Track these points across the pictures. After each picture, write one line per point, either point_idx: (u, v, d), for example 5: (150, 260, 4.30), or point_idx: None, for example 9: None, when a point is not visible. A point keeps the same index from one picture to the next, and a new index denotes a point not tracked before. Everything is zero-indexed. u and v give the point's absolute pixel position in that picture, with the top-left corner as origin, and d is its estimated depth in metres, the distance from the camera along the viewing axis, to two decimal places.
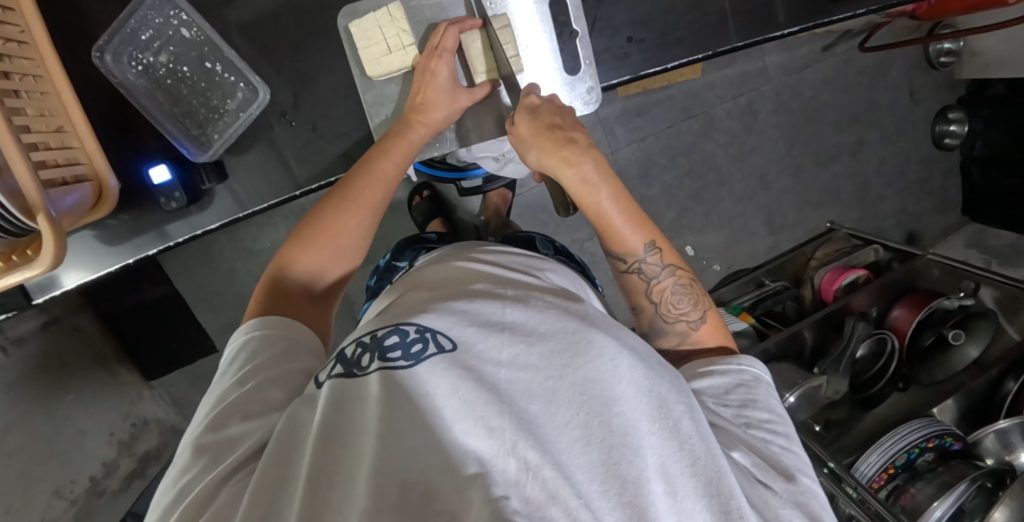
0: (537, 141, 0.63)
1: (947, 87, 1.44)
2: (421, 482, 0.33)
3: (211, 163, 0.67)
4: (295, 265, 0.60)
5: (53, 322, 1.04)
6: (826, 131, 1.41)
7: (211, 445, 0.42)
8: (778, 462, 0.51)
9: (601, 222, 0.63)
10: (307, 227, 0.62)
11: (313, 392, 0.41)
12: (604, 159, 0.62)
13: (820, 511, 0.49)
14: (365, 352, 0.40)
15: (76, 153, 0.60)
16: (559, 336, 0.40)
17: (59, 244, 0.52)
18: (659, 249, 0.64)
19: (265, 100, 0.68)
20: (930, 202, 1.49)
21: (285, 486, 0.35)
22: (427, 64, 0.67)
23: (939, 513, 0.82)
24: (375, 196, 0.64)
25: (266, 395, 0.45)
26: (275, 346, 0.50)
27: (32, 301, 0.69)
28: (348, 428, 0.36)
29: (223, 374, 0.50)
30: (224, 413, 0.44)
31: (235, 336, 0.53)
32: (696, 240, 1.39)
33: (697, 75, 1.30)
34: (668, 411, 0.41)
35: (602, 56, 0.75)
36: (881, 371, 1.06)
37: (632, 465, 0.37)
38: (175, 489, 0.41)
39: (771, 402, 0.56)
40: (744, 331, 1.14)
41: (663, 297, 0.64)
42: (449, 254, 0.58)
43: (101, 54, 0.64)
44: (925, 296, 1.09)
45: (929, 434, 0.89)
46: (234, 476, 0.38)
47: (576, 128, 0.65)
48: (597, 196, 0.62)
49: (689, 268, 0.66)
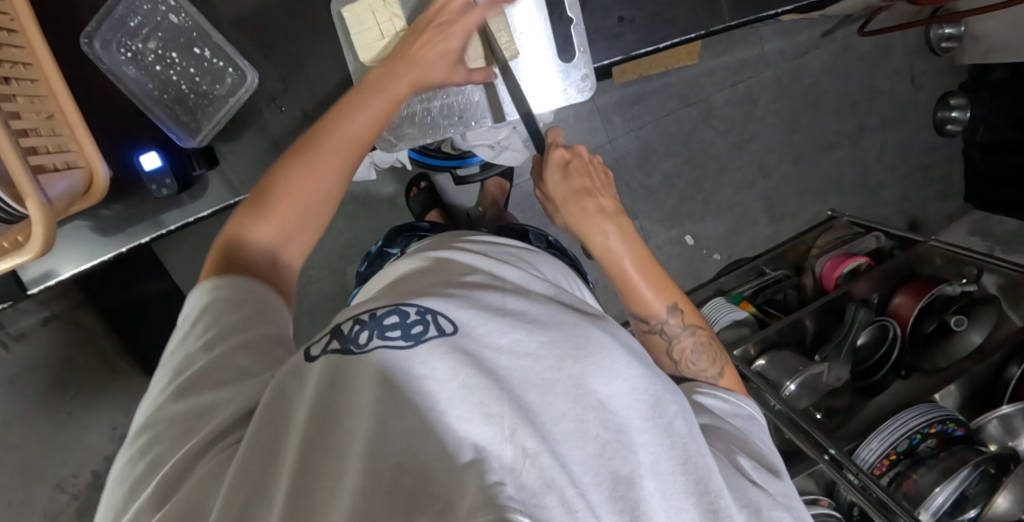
0: (567, 207, 0.63)
1: (949, 72, 1.42)
2: (415, 466, 0.31)
3: (201, 149, 0.66)
4: (268, 216, 0.56)
5: (54, 318, 1.00)
6: (826, 117, 1.40)
7: (184, 413, 0.42)
8: (771, 465, 0.52)
9: (624, 285, 0.63)
10: (282, 171, 0.58)
11: (301, 364, 0.39)
12: (630, 226, 0.63)
13: (805, 518, 0.49)
14: (363, 329, 0.38)
15: (66, 141, 0.59)
16: (559, 328, 0.40)
17: (49, 228, 0.53)
18: (681, 310, 0.64)
19: (253, 84, 0.67)
20: (932, 189, 1.48)
21: (274, 469, 0.34)
22: (436, 23, 0.66)
23: (941, 499, 0.82)
24: (350, 155, 0.61)
25: (235, 361, 0.44)
26: (243, 308, 0.49)
27: (28, 292, 0.69)
28: (341, 407, 0.35)
29: (186, 336, 0.48)
30: (194, 381, 0.43)
31: (197, 293, 0.51)
32: (696, 229, 1.38)
33: (695, 62, 1.29)
34: (661, 410, 0.41)
35: (593, 37, 0.74)
36: (885, 359, 1.05)
37: (625, 460, 0.36)
38: (144, 462, 0.40)
39: (764, 437, 0.56)
40: (743, 320, 1.13)
41: (683, 356, 0.63)
42: (431, 245, 0.58)
43: (89, 41, 0.64)
44: (927, 282, 1.08)
45: (931, 419, 0.88)
46: (210, 452, 0.38)
47: (605, 190, 0.65)
48: (621, 265, 0.62)
49: (709, 324, 0.66)
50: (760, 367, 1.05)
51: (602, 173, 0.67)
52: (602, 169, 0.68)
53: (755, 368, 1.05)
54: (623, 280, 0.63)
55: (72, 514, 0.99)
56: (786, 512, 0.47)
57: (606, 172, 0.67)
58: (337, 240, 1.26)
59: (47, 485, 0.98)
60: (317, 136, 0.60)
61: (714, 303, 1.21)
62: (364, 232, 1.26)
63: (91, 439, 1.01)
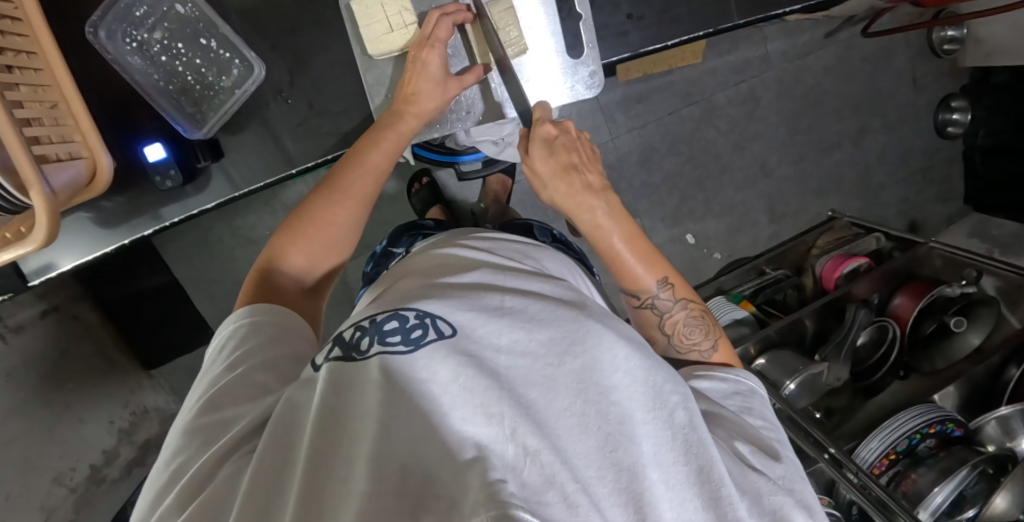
0: (555, 184, 0.60)
1: (951, 74, 1.43)
2: (420, 468, 0.31)
3: (206, 140, 0.66)
4: (286, 258, 0.60)
5: (53, 310, 1.02)
6: (828, 118, 1.40)
7: (205, 425, 0.43)
8: (771, 451, 0.50)
9: (615, 262, 0.62)
10: (298, 218, 0.61)
11: (310, 374, 0.40)
12: (618, 203, 0.61)
13: (814, 503, 0.48)
14: (365, 335, 0.39)
15: (70, 131, 0.59)
16: (558, 325, 0.40)
17: (53, 218, 0.52)
18: (671, 284, 0.63)
19: (260, 76, 0.67)
20: (932, 191, 1.48)
21: (285, 471, 0.34)
22: (417, 54, 0.66)
23: (939, 499, 0.82)
24: (366, 187, 0.64)
25: (254, 377, 0.46)
26: (266, 331, 0.51)
27: (28, 284, 0.68)
28: (347, 409, 0.35)
29: (213, 360, 0.50)
30: (215, 396, 0.45)
31: (226, 324, 0.53)
32: (696, 228, 1.38)
33: (698, 61, 1.29)
34: (663, 401, 0.41)
35: (602, 33, 0.74)
36: (883, 358, 1.05)
37: (628, 452, 0.36)
38: (167, 474, 0.41)
39: (765, 410, 0.56)
40: (743, 319, 1.14)
41: (676, 329, 0.63)
42: (442, 241, 0.58)
43: (94, 30, 0.63)
44: (926, 284, 1.08)
45: (931, 419, 0.89)
46: (232, 455, 0.39)
47: (590, 165, 0.63)
48: (610, 239, 0.61)
49: (701, 299, 0.65)
50: (759, 366, 1.06)
51: (589, 149, 0.64)
52: (588, 143, 0.65)
53: (755, 367, 1.06)
54: (613, 258, 0.62)
55: (69, 508, 0.95)
56: (789, 497, 0.46)
57: (592, 148, 0.65)
58: None
59: None
60: (328, 180, 0.63)
61: (715, 302, 1.21)
62: (365, 228, 1.26)
63: (89, 432, 1.01)
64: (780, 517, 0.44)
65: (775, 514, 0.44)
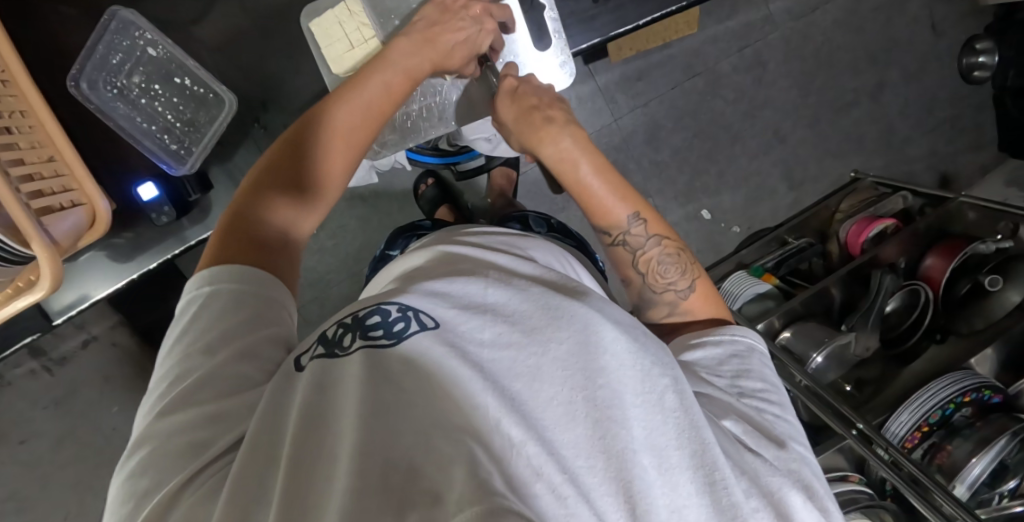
0: (517, 124, 0.62)
1: (970, 15, 1.36)
2: (404, 462, 0.29)
3: (194, 176, 0.68)
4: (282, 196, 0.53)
5: (92, 340, 1.08)
6: (843, 75, 1.34)
7: (177, 431, 0.38)
8: (769, 429, 0.48)
9: (582, 197, 0.61)
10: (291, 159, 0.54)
11: (291, 371, 0.39)
12: (583, 132, 0.61)
13: (813, 481, 0.45)
14: (347, 332, 0.38)
15: (68, 181, 0.61)
16: (543, 311, 0.38)
17: (56, 269, 0.55)
18: (644, 219, 0.60)
19: (231, 108, 0.70)
20: (961, 140, 1.40)
21: (266, 472, 0.33)
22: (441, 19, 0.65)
23: (978, 470, 0.79)
24: (359, 136, 0.58)
25: (230, 368, 0.40)
26: (242, 309, 0.44)
27: (53, 322, 0.69)
28: (331, 409, 0.34)
29: (180, 337, 0.44)
30: (186, 395, 0.40)
31: (192, 292, 0.46)
32: (713, 203, 1.33)
33: (694, 29, 1.23)
34: (653, 384, 0.38)
35: (568, 21, 0.73)
36: (917, 321, 1.01)
37: (617, 438, 0.34)
38: (138, 487, 0.37)
39: (766, 372, 0.53)
40: (767, 293, 1.10)
41: (649, 267, 0.60)
42: (434, 238, 0.55)
43: (76, 83, 0.66)
44: (959, 240, 1.03)
45: (965, 387, 0.84)
46: (200, 476, 0.35)
47: (552, 105, 0.63)
48: (576, 171, 0.59)
49: (678, 235, 0.61)
50: (784, 340, 1.02)
51: (554, 93, 0.65)
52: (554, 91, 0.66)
53: (779, 342, 1.02)
54: (578, 189, 0.60)
55: None
56: (785, 476, 0.44)
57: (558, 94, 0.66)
58: (352, 243, 1.27)
59: (97, 498, 1.08)
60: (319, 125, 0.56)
61: (735, 278, 1.16)
62: (377, 232, 1.28)
63: None
64: (777, 495, 0.42)
65: (773, 494, 0.42)
